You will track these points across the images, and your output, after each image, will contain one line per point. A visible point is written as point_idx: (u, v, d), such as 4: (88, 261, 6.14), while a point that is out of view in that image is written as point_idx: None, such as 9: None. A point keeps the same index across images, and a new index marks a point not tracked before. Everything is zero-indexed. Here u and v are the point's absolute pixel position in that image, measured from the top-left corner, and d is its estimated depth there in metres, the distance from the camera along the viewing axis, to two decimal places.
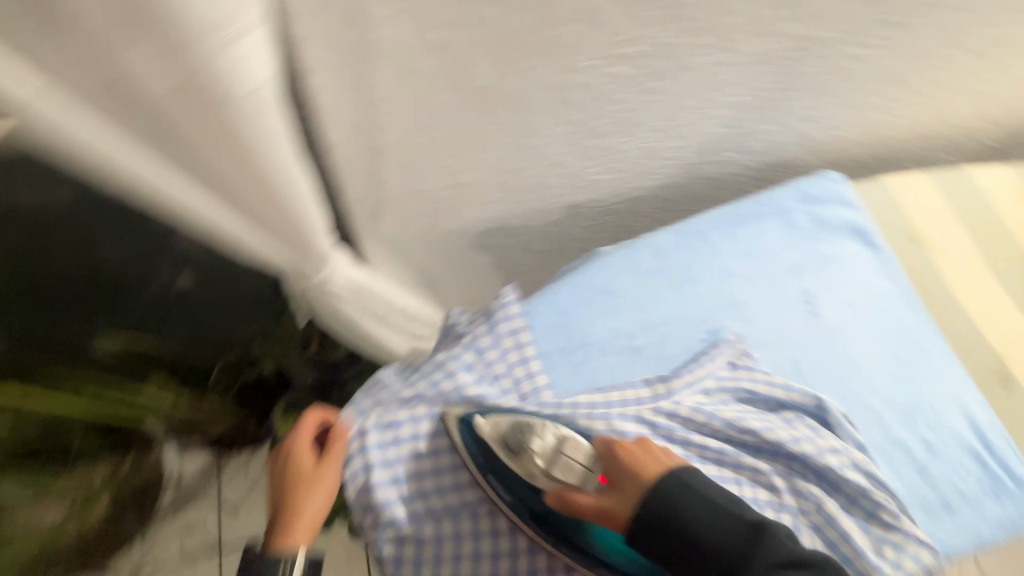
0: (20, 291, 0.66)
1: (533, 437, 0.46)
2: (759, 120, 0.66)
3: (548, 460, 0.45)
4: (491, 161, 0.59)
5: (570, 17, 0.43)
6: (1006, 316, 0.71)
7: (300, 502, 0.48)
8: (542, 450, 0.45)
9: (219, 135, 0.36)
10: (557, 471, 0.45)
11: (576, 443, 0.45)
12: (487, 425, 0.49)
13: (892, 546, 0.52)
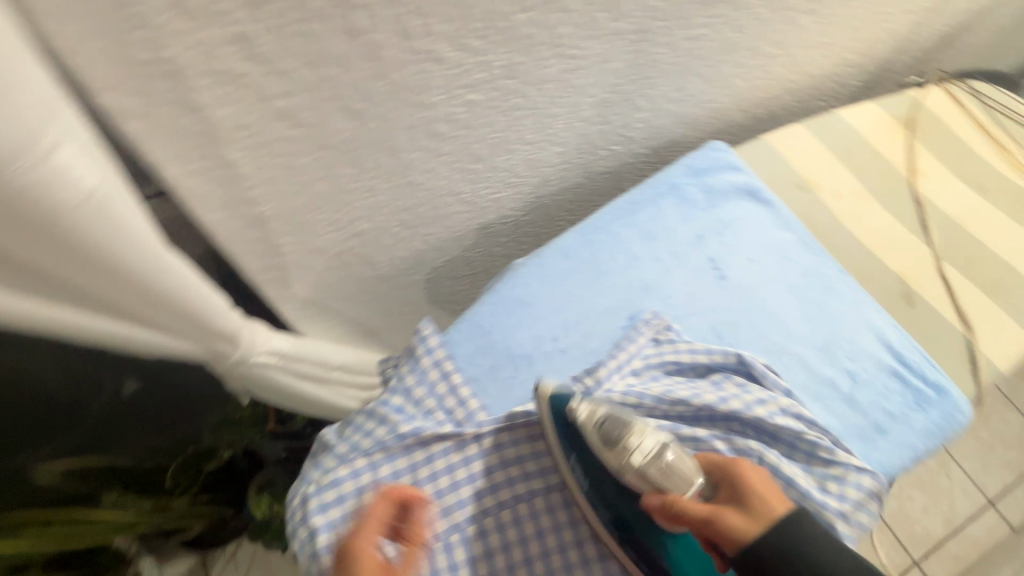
0: None
1: (633, 433, 0.47)
2: (627, 110, 0.70)
3: (647, 455, 0.46)
4: (382, 203, 0.61)
5: (406, 61, 0.45)
6: (896, 239, 0.76)
7: None
8: (652, 449, 0.46)
9: (64, 245, 0.36)
10: (657, 470, 0.45)
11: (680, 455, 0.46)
12: (583, 409, 0.50)
13: (834, 482, 0.55)
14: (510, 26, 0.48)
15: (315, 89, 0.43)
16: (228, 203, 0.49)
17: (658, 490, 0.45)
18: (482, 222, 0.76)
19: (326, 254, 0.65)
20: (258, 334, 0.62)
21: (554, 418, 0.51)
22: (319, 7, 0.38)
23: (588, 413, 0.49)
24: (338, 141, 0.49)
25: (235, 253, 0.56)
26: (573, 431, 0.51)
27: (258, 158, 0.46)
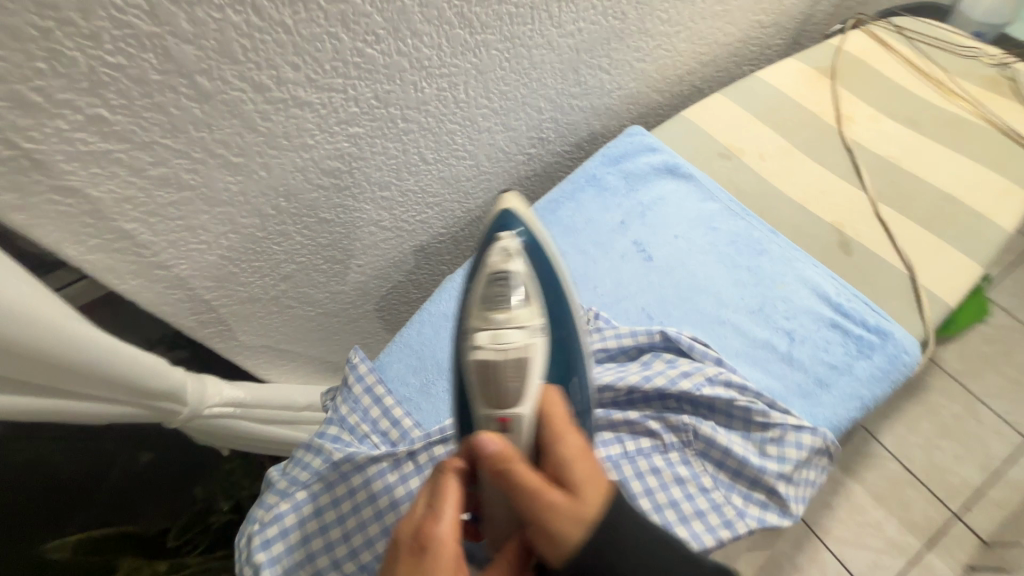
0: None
1: (511, 314, 0.42)
2: (529, 114, 0.71)
3: (504, 344, 0.41)
4: (300, 243, 0.64)
5: (271, 111, 0.48)
6: (829, 189, 0.75)
7: None
8: (512, 347, 0.41)
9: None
10: (503, 378, 0.41)
11: (532, 371, 0.42)
12: (509, 247, 0.44)
13: (773, 445, 0.54)
14: (367, 59, 0.50)
15: (187, 153, 0.46)
16: (141, 271, 0.53)
17: (484, 383, 0.41)
18: (416, 244, 0.78)
19: (262, 299, 0.68)
20: (209, 387, 0.65)
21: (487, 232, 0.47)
22: (160, 80, 0.41)
23: (499, 258, 0.43)
24: (230, 195, 0.52)
25: (167, 314, 0.59)
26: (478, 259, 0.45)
27: (155, 225, 0.50)
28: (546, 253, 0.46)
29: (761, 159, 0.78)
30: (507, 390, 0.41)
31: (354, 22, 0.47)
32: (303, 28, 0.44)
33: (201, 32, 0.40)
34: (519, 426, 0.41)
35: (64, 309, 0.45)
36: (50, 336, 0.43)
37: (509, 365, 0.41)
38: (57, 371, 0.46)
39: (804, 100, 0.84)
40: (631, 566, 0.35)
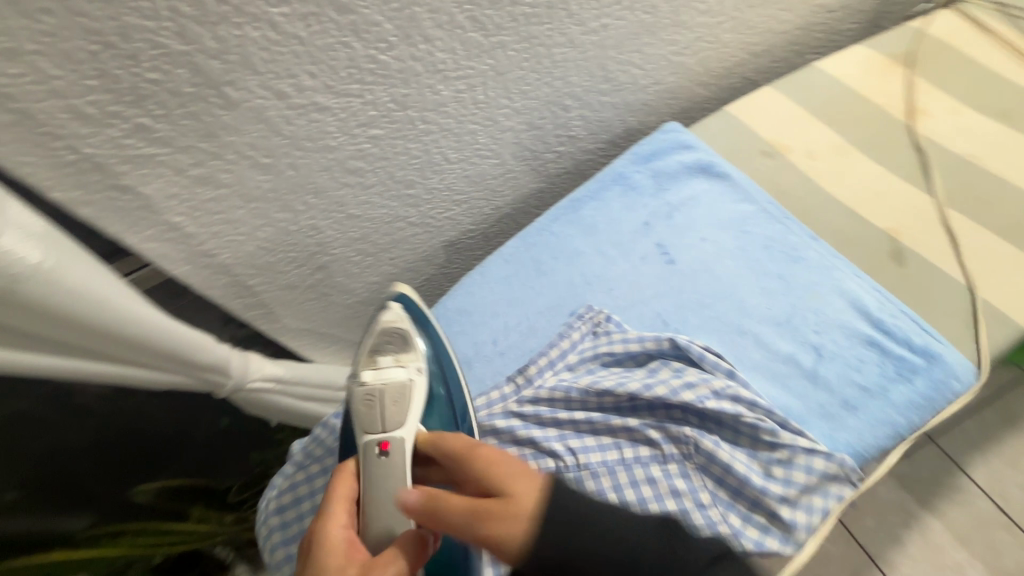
0: (96, 464, 0.86)
1: (396, 357, 0.55)
2: (555, 112, 0.71)
3: (385, 377, 0.53)
4: (332, 236, 0.69)
5: (293, 116, 0.53)
6: (886, 192, 0.68)
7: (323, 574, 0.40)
8: (394, 381, 0.52)
9: (42, 318, 0.46)
10: (387, 404, 0.50)
11: (408, 404, 0.51)
12: (392, 311, 0.58)
13: (778, 466, 0.51)
14: (380, 65, 0.53)
15: (221, 155, 0.52)
16: (191, 259, 0.60)
17: (370, 411, 0.50)
18: (445, 240, 0.81)
19: (300, 286, 0.74)
20: (252, 363, 0.73)
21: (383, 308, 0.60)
22: (193, 92, 0.46)
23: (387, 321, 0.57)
24: (263, 192, 0.58)
25: (216, 298, 0.67)
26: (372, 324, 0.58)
27: (199, 218, 0.56)
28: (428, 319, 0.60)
29: (810, 158, 0.72)
30: (389, 417, 0.50)
31: (366, 31, 0.50)
32: (317, 40, 0.48)
33: (225, 48, 0.44)
34: (398, 449, 0.48)
35: (127, 295, 0.53)
36: (109, 317, 0.50)
37: (388, 397, 0.51)
38: (119, 340, 0.53)
39: (871, 92, 0.76)
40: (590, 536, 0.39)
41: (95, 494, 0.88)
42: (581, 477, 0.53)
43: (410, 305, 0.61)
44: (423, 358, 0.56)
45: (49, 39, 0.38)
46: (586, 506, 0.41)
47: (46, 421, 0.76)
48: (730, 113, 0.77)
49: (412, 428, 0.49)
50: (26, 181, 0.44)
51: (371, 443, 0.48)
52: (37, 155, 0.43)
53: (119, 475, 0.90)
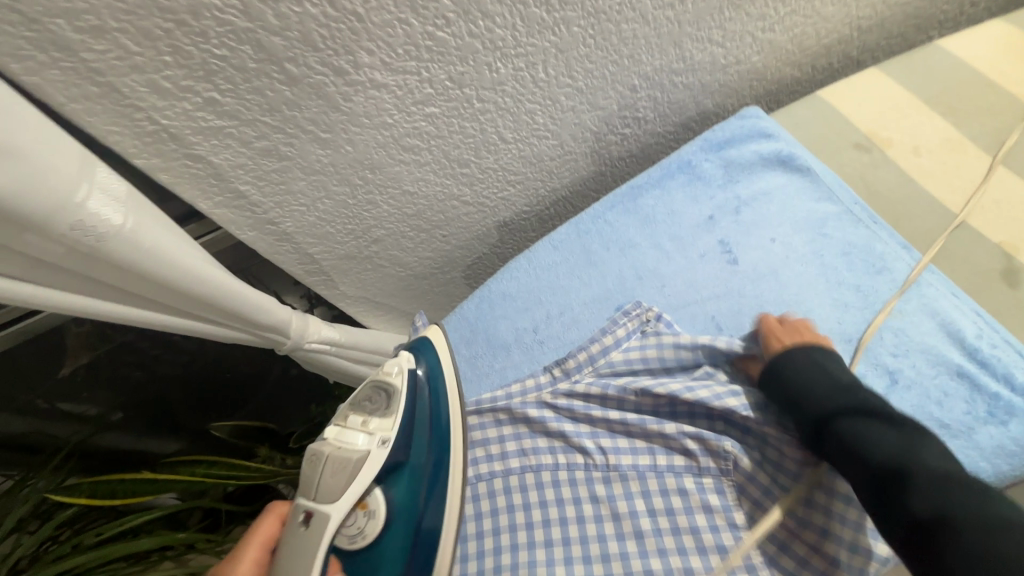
0: (185, 398, 0.97)
1: (366, 420, 0.49)
2: (621, 94, 0.67)
3: (344, 440, 0.48)
4: (387, 211, 0.71)
5: (351, 93, 0.53)
6: (1005, 201, 0.59)
7: None
8: (350, 445, 0.48)
9: (132, 276, 0.52)
10: (324, 470, 0.47)
11: (353, 475, 0.47)
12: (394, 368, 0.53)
13: (823, 496, 0.48)
14: (438, 43, 0.52)
15: (283, 129, 0.54)
16: (256, 224, 0.64)
17: (313, 476, 0.47)
18: (499, 220, 0.81)
19: (357, 257, 0.77)
20: (310, 325, 0.77)
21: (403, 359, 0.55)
22: (257, 67, 0.48)
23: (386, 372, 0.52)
24: (322, 166, 0.60)
25: (280, 262, 0.71)
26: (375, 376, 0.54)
27: (263, 188, 0.60)
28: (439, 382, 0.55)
29: (915, 155, 0.63)
30: (324, 483, 0.46)
31: (424, 8, 0.48)
32: (375, 17, 0.47)
33: (286, 25, 0.45)
34: (320, 524, 0.45)
35: (203, 259, 0.58)
36: (188, 277, 0.55)
37: (328, 463, 0.47)
38: (190, 297, 0.58)
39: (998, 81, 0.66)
40: (813, 380, 0.49)
41: (182, 424, 1.00)
42: (609, 478, 0.52)
43: (432, 352, 0.56)
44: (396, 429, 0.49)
45: (128, 17, 0.41)
46: (809, 350, 0.52)
47: (143, 357, 0.87)
48: (821, 98, 0.69)
49: (344, 504, 0.46)
50: (114, 147, 0.49)
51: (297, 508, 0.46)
52: (123, 124, 0.47)
53: (202, 411, 1.01)
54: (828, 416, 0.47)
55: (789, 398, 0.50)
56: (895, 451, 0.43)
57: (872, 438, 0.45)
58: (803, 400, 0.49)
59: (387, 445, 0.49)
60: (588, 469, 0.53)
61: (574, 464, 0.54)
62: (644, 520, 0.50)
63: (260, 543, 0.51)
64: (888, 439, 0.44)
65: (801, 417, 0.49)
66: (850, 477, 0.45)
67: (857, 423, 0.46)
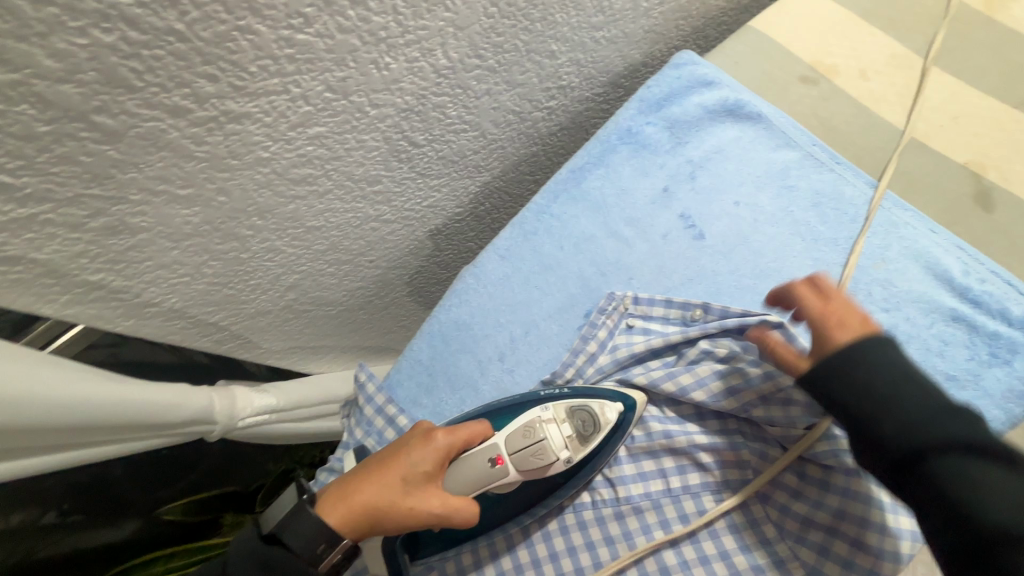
0: (128, 478, 0.82)
1: (571, 429, 0.47)
2: (539, 62, 0.57)
3: (554, 430, 0.47)
4: (294, 254, 0.58)
5: (203, 134, 0.41)
6: (961, 113, 0.55)
7: (402, 462, 0.47)
8: (551, 442, 0.46)
9: None
10: (528, 445, 0.46)
11: (539, 468, 0.46)
12: (610, 414, 0.48)
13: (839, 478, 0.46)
14: (300, 48, 0.40)
15: (123, 197, 0.41)
16: (130, 311, 0.51)
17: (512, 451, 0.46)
18: (430, 229, 0.70)
19: (272, 310, 0.65)
20: (239, 397, 0.67)
21: (607, 393, 0.50)
22: (51, 130, 0.34)
23: (604, 408, 0.48)
24: (194, 227, 0.47)
25: (178, 341, 0.59)
26: (588, 393, 0.50)
27: (123, 270, 0.47)
28: (613, 442, 0.49)
29: (863, 79, 0.58)
30: (519, 453, 0.46)
31: (267, 7, 0.36)
32: (202, 30, 0.35)
33: (73, 66, 0.32)
34: (499, 473, 0.46)
35: (76, 375, 0.47)
36: (65, 405, 0.45)
37: (534, 443, 0.46)
38: (60, 425, 0.46)
39: None
40: (903, 396, 0.39)
41: (134, 504, 0.85)
42: (622, 513, 0.48)
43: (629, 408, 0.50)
44: (574, 460, 0.47)
45: None
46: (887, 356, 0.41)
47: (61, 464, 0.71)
48: (754, 29, 0.62)
49: (517, 478, 0.47)
50: None
51: (485, 450, 0.47)
52: None
53: (154, 487, 0.87)
54: (921, 448, 0.38)
55: (860, 418, 0.40)
56: (1012, 510, 0.36)
57: (985, 490, 0.36)
58: (884, 424, 0.39)
59: (565, 463, 0.47)
60: (597, 507, 0.49)
61: (581, 505, 0.50)
62: (668, 555, 0.46)
63: (457, 448, 0.47)
64: (995, 490, 0.36)
65: (875, 443, 0.40)
66: (932, 526, 0.38)
67: (964, 465, 0.37)
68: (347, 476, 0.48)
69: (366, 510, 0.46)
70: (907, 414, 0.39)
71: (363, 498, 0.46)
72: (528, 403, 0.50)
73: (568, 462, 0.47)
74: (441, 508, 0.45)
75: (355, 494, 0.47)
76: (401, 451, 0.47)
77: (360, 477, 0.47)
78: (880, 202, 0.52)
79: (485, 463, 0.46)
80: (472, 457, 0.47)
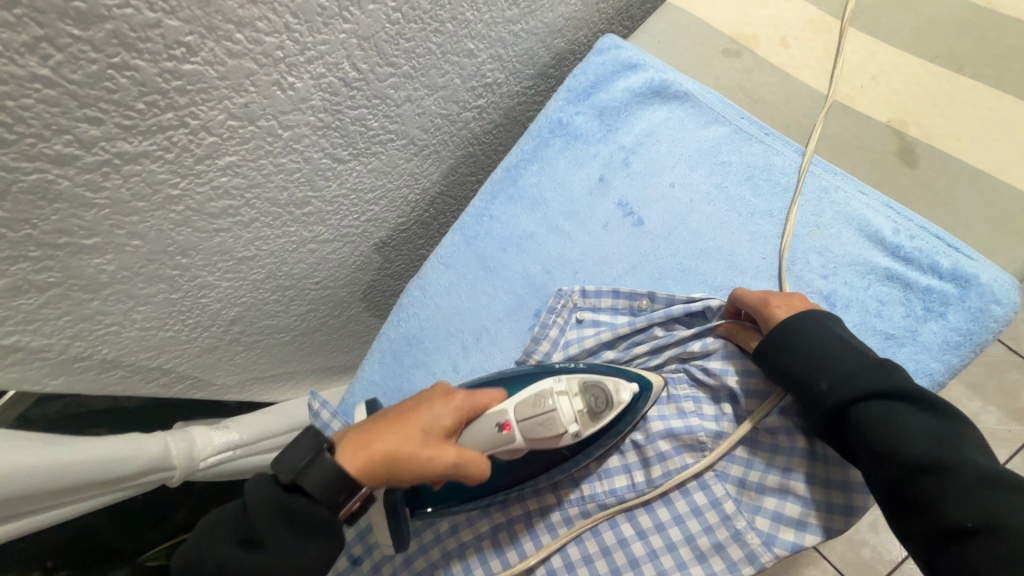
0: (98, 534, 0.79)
1: (582, 400, 0.46)
2: (457, 62, 0.56)
3: (569, 393, 0.45)
4: (230, 287, 0.56)
5: (100, 179, 0.38)
6: (880, 71, 0.55)
7: (424, 413, 0.44)
8: (561, 414, 0.45)
9: None
10: (538, 415, 0.45)
11: (550, 434, 0.45)
12: (626, 393, 0.46)
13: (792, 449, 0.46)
14: (190, 79, 0.38)
15: (22, 255, 0.39)
16: (58, 369, 0.49)
17: (527, 418, 0.45)
18: (375, 242, 0.68)
19: (220, 344, 0.63)
20: (197, 438, 0.65)
21: (622, 370, 0.49)
22: None
23: (619, 387, 0.46)
24: (111, 275, 0.45)
25: (121, 390, 0.57)
26: (605, 368, 0.49)
27: (40, 329, 0.44)
28: (626, 421, 0.48)
29: (783, 47, 0.58)
30: (528, 422, 0.45)
31: (141, 41, 0.34)
32: (72, 72, 0.32)
33: None
34: (511, 437, 0.45)
35: (8, 444, 0.45)
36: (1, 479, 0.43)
37: (544, 413, 0.44)
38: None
39: None
40: (851, 354, 0.42)
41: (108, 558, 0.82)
42: (588, 511, 0.49)
43: (645, 384, 0.48)
44: (584, 431, 0.46)
45: None
46: (840, 334, 0.43)
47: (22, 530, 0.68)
48: (672, 8, 0.61)
49: (525, 443, 0.45)
50: None
51: (494, 416, 0.45)
52: None
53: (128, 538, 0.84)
54: (852, 400, 0.41)
55: (801, 379, 0.43)
56: (930, 444, 0.39)
57: (903, 431, 0.39)
58: (821, 382, 0.42)
59: (575, 433, 0.45)
60: (564, 508, 0.50)
61: (548, 507, 0.51)
62: (636, 546, 0.47)
63: (475, 408, 0.46)
64: (910, 425, 0.40)
65: (815, 403, 0.42)
66: (868, 468, 0.41)
67: (888, 411, 0.40)
68: (363, 426, 0.45)
69: (381, 459, 0.42)
70: (839, 368, 0.42)
71: (379, 446, 0.43)
72: (544, 373, 0.49)
73: (576, 431, 0.45)
74: (456, 459, 0.43)
75: (371, 442, 0.43)
76: (421, 404, 0.45)
77: (374, 426, 0.44)
78: (808, 167, 0.52)
79: (495, 430, 0.45)
80: (482, 418, 0.46)
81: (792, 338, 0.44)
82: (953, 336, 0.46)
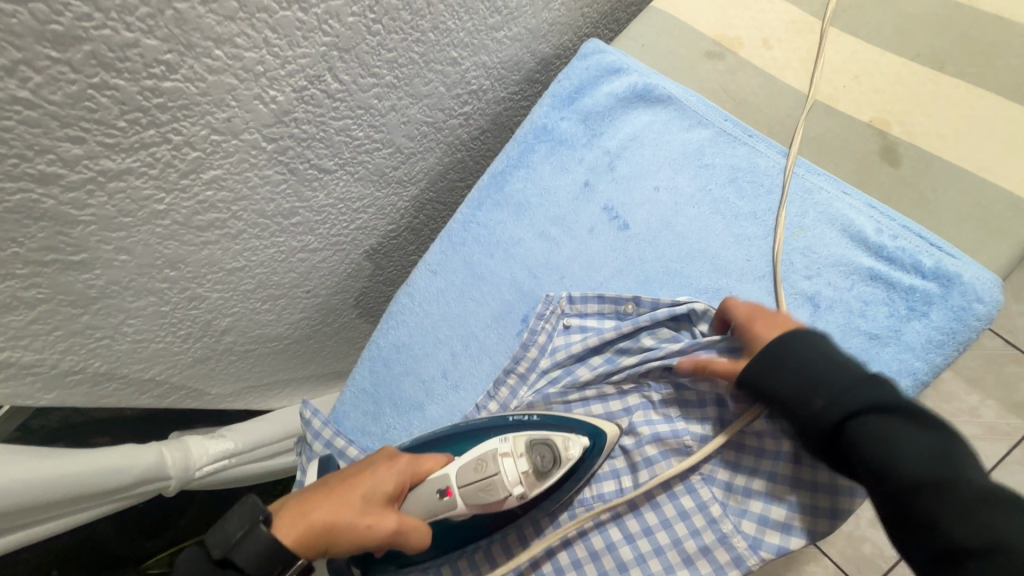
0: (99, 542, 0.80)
1: (528, 462, 0.45)
2: (441, 71, 0.56)
3: (509, 457, 0.45)
4: (221, 298, 0.57)
5: (85, 197, 0.39)
6: (863, 72, 0.55)
7: (366, 479, 0.45)
8: (503, 477, 0.44)
9: None
10: (479, 480, 0.44)
11: (490, 499, 0.44)
12: (573, 450, 0.46)
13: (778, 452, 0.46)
14: (171, 96, 0.38)
15: (10, 272, 0.39)
16: (51, 383, 0.49)
17: (468, 481, 0.45)
18: (365, 250, 0.69)
19: (213, 355, 0.63)
20: (193, 448, 0.66)
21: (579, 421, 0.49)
22: None
23: (567, 443, 0.46)
24: (100, 289, 0.46)
25: (116, 402, 0.58)
26: (557, 421, 0.49)
27: (31, 344, 0.45)
28: (584, 469, 0.48)
29: (766, 48, 0.58)
30: (468, 487, 0.45)
31: (121, 60, 0.34)
32: (51, 93, 0.33)
33: None
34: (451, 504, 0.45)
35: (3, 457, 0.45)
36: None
37: (484, 478, 0.44)
38: None
39: None
40: (840, 377, 0.42)
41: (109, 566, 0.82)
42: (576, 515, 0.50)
43: (596, 433, 0.48)
44: (528, 493, 0.45)
45: None
46: (831, 349, 0.43)
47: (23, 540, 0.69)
48: (654, 12, 0.62)
49: (468, 509, 0.45)
50: None
51: (435, 480, 0.45)
52: None
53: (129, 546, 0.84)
54: (851, 414, 0.41)
55: (792, 396, 0.43)
56: (928, 458, 0.39)
57: (902, 444, 0.39)
58: (816, 400, 0.42)
59: (519, 498, 0.45)
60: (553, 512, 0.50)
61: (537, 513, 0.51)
62: (624, 550, 0.47)
63: (417, 473, 0.47)
64: (907, 439, 0.40)
65: (808, 418, 0.42)
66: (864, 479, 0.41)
67: (886, 425, 0.40)
68: (305, 493, 0.46)
69: (320, 529, 0.43)
70: (833, 385, 0.41)
71: (317, 515, 0.43)
72: (494, 429, 0.49)
73: (520, 494, 0.45)
74: (394, 525, 0.44)
75: (311, 510, 0.44)
76: (364, 469, 0.46)
77: (317, 493, 0.45)
78: (792, 169, 0.52)
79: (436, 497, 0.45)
80: (422, 485, 0.46)
81: (786, 349, 0.44)
82: (937, 335, 0.46)
